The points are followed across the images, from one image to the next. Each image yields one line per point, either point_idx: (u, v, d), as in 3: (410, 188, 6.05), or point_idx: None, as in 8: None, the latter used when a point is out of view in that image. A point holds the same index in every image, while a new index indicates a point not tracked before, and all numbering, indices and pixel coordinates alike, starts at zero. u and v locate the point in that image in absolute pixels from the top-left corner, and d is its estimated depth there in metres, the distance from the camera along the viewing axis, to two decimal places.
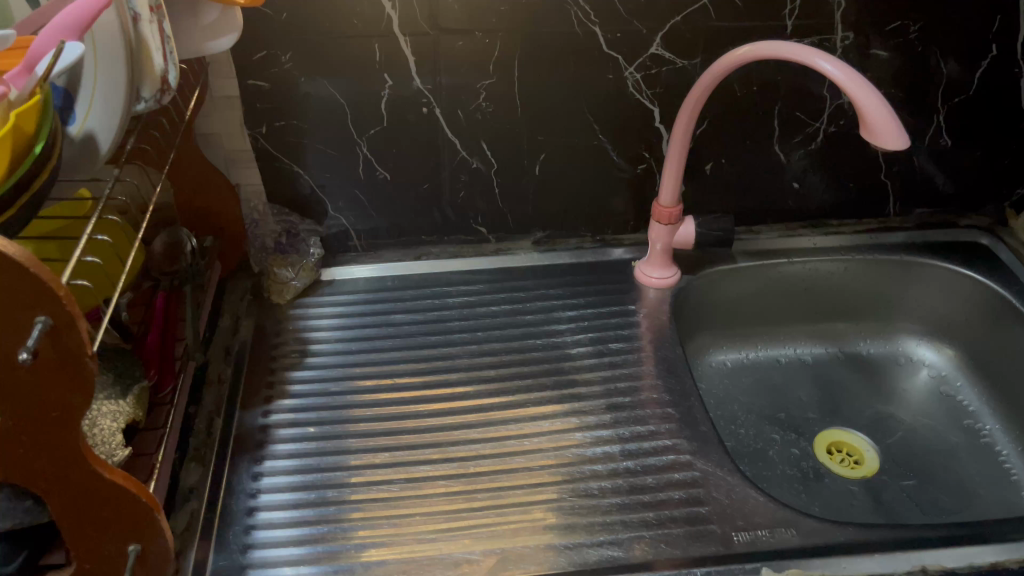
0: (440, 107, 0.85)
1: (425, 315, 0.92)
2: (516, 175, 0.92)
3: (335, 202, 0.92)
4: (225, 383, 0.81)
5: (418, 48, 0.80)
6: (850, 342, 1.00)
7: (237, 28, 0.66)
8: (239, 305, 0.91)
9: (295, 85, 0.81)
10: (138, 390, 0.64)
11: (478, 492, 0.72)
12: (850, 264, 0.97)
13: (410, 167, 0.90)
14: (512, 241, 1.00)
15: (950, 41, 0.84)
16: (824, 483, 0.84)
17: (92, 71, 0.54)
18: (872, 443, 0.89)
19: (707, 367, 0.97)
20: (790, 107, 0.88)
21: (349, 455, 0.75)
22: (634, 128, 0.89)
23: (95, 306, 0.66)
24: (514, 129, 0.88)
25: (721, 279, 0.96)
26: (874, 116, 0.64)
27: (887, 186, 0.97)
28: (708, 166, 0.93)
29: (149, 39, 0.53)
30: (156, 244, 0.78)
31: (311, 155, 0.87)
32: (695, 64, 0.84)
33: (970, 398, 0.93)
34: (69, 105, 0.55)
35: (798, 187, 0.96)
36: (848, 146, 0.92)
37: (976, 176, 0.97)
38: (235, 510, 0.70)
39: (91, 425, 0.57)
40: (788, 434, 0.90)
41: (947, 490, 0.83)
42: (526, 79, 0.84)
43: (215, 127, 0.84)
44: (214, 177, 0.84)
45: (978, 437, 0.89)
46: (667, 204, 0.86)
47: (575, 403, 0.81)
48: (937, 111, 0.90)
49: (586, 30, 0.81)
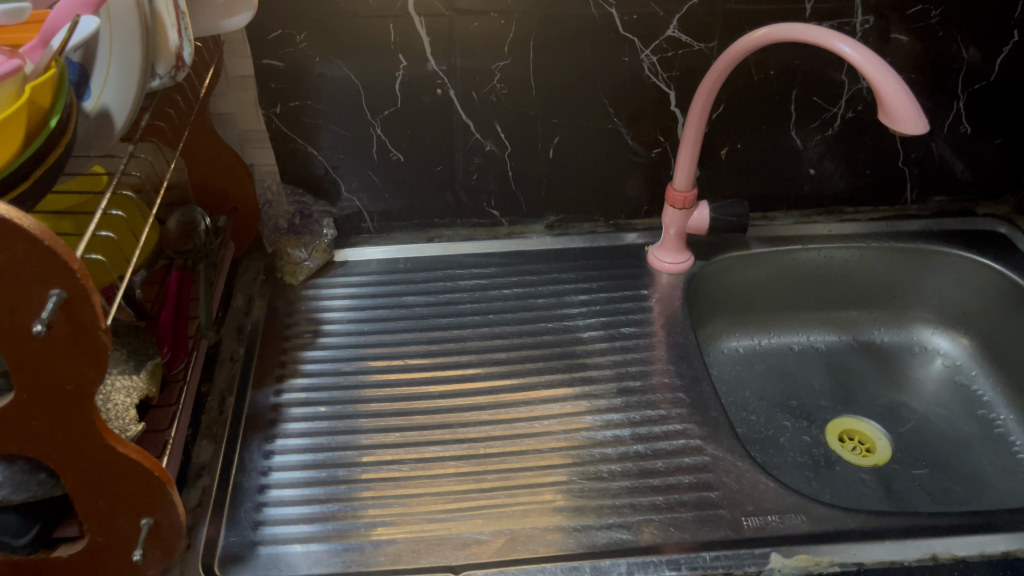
0: (454, 88, 0.84)
1: (437, 297, 0.92)
2: (529, 158, 0.92)
3: (348, 183, 0.92)
4: (237, 361, 0.82)
5: (434, 29, 0.79)
6: (864, 330, 1.00)
7: (252, 7, 0.66)
8: (252, 285, 0.91)
9: (309, 65, 0.81)
10: (152, 365, 0.65)
11: (488, 474, 0.72)
12: (865, 251, 0.96)
13: (423, 148, 0.89)
14: (524, 225, 1.00)
15: (972, 26, 0.83)
16: (834, 470, 0.84)
17: (107, 47, 0.54)
18: (884, 432, 0.89)
19: (718, 354, 0.97)
20: (807, 92, 0.87)
21: (360, 435, 0.76)
22: (649, 111, 0.89)
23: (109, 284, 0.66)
24: (528, 113, 0.88)
25: (734, 265, 0.96)
26: (892, 100, 0.63)
27: (905, 174, 0.96)
28: (723, 151, 0.92)
29: (164, 15, 0.54)
30: (169, 223, 0.79)
31: (324, 135, 0.87)
32: (711, 47, 0.84)
33: (985, 388, 0.92)
34: (84, 80, 0.55)
35: (814, 173, 0.96)
36: (866, 133, 0.91)
37: (995, 164, 0.95)
38: (247, 487, 0.70)
39: (104, 400, 0.58)
40: (799, 421, 0.89)
41: (958, 480, 0.82)
42: (541, 62, 0.83)
43: (229, 107, 0.84)
44: (228, 157, 0.84)
45: (991, 427, 0.88)
46: (682, 189, 0.86)
47: (586, 386, 0.81)
48: (957, 98, 0.89)
49: (602, 12, 0.80)
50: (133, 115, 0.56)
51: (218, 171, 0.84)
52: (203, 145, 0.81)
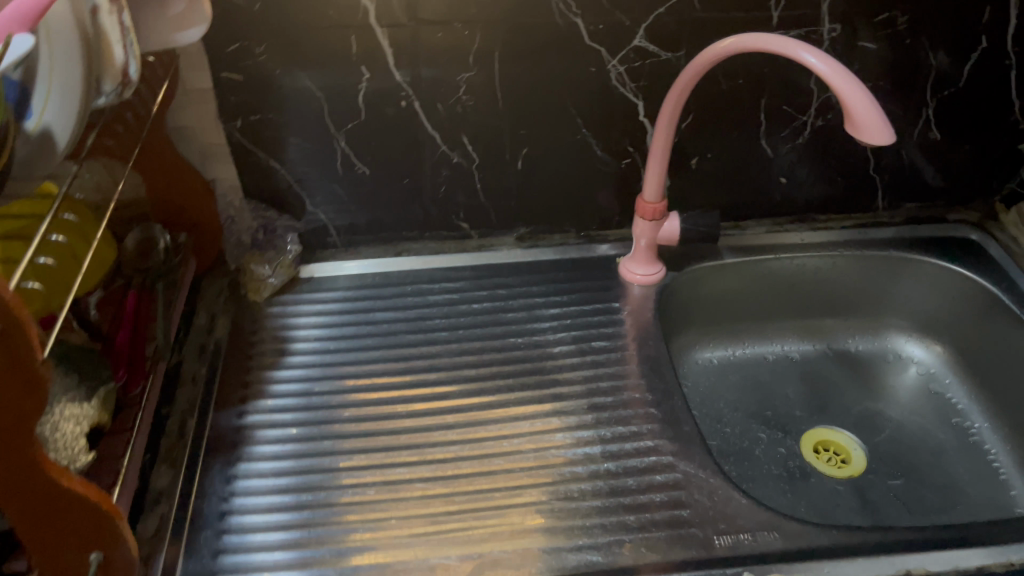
0: (420, 100, 0.83)
1: (407, 313, 0.91)
2: (498, 170, 0.90)
3: (312, 197, 0.90)
4: (199, 383, 0.79)
5: (396, 40, 0.78)
6: (839, 339, 0.99)
7: (207, 19, 0.64)
8: (215, 303, 0.89)
9: (270, 78, 0.79)
10: (103, 392, 0.63)
11: (456, 496, 0.70)
12: (838, 259, 0.95)
13: (390, 161, 0.88)
14: (495, 237, 0.98)
15: (938, 32, 0.83)
16: (810, 482, 0.83)
17: (48, 64, 0.52)
18: (859, 442, 0.88)
19: (693, 365, 0.96)
20: (776, 100, 0.86)
21: (327, 457, 0.74)
22: (618, 121, 0.88)
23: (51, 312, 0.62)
24: (496, 124, 0.86)
25: (707, 275, 0.94)
26: (861, 114, 0.63)
27: (877, 181, 0.96)
28: (693, 161, 0.91)
29: (109, 31, 0.53)
30: (128, 240, 0.78)
31: (287, 149, 0.85)
32: (679, 56, 0.83)
33: (959, 396, 0.91)
34: (25, 98, 0.52)
35: (785, 181, 0.95)
36: (837, 141, 0.91)
37: (966, 170, 0.95)
38: (208, 514, 0.68)
39: (53, 429, 0.56)
40: (774, 433, 0.89)
41: (934, 490, 0.82)
42: (507, 71, 0.82)
43: (188, 121, 0.82)
44: (187, 173, 0.82)
45: (966, 435, 0.88)
46: (651, 201, 0.84)
47: (557, 403, 0.79)
48: (926, 104, 0.88)
49: (568, 22, 0.79)
50: (78, 133, 0.54)
51: (177, 185, 0.82)
52: (159, 160, 0.79)
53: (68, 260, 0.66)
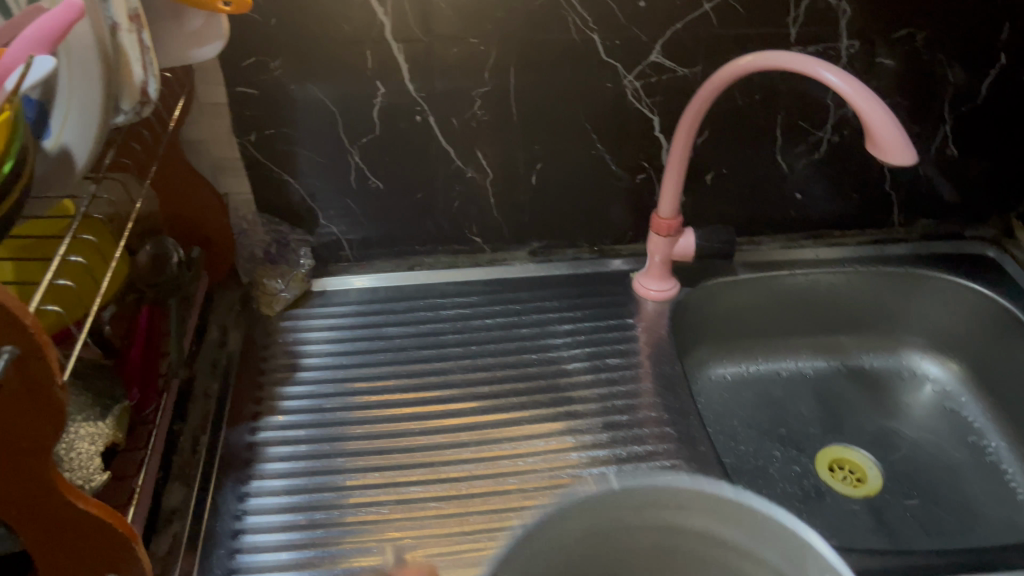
0: (434, 114, 0.82)
1: (418, 328, 0.90)
2: (511, 184, 0.90)
3: (325, 211, 0.90)
4: (211, 399, 0.79)
5: (412, 55, 0.78)
6: (853, 356, 0.98)
7: (223, 35, 0.64)
8: (227, 317, 0.88)
9: (285, 92, 0.79)
10: (118, 411, 0.62)
11: (471, 516, 0.70)
12: (853, 276, 0.94)
13: (403, 176, 0.87)
14: (508, 252, 0.98)
15: (956, 49, 0.82)
16: (825, 502, 0.82)
17: (66, 85, 0.52)
18: (874, 461, 0.87)
19: (706, 381, 0.95)
20: (793, 116, 0.86)
21: (340, 475, 0.73)
22: (633, 136, 0.87)
23: (65, 329, 0.62)
24: (510, 140, 0.86)
25: (721, 291, 0.94)
26: (882, 133, 0.63)
27: (893, 197, 0.95)
28: (708, 176, 0.91)
29: (128, 50, 0.52)
30: (141, 256, 0.75)
31: (301, 163, 0.85)
32: (695, 72, 0.82)
33: (975, 415, 0.91)
34: (42, 117, 0.52)
35: (801, 197, 0.94)
36: (853, 157, 0.90)
37: (982, 186, 0.94)
38: (220, 533, 0.68)
39: (67, 450, 0.56)
40: (788, 451, 0.88)
41: (951, 510, 0.81)
42: (523, 87, 0.82)
43: (203, 135, 0.82)
44: (201, 187, 0.82)
45: (983, 455, 0.87)
46: (667, 216, 0.84)
47: (571, 421, 0.79)
48: (943, 120, 0.88)
49: (583, 37, 0.78)
50: (95, 153, 0.54)
51: (191, 200, 0.82)
52: (173, 176, 0.79)
53: (87, 282, 0.64)
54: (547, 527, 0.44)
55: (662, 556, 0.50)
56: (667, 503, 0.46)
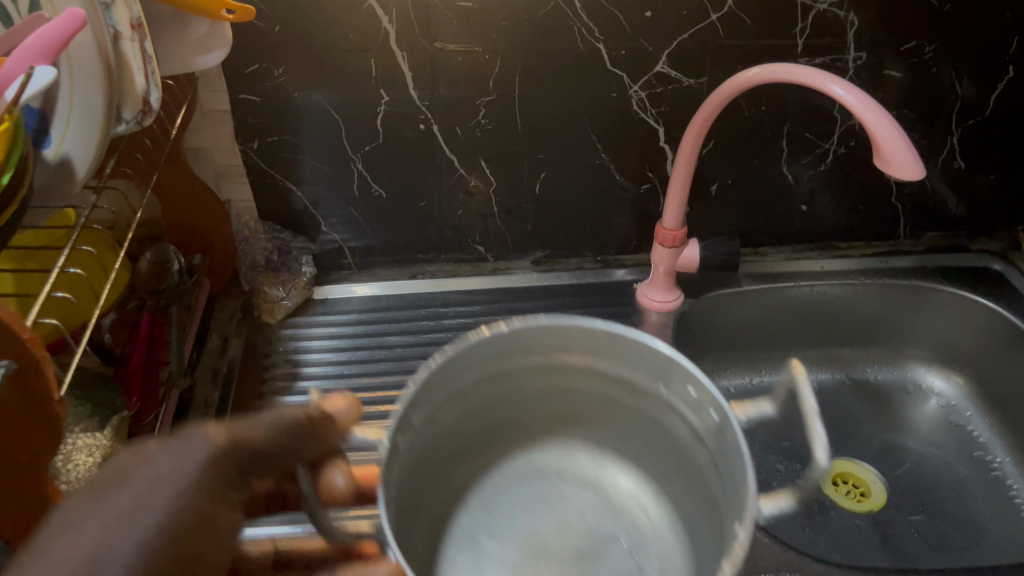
0: (438, 123, 0.82)
1: (419, 337, 0.89)
2: (515, 193, 0.90)
3: (327, 219, 0.90)
4: (212, 408, 0.78)
5: (416, 64, 0.77)
6: (857, 368, 0.97)
7: (226, 43, 0.64)
8: (228, 324, 0.88)
9: (288, 99, 0.78)
10: (116, 421, 0.62)
11: None
12: (859, 288, 0.94)
13: (406, 184, 0.87)
14: (511, 260, 0.98)
15: (965, 61, 0.81)
16: (829, 516, 0.82)
17: (68, 94, 0.51)
18: (878, 475, 0.86)
19: None
20: (800, 128, 0.85)
21: None
22: (638, 146, 0.87)
23: (59, 340, 0.61)
24: (514, 149, 0.85)
25: (726, 302, 0.93)
26: (890, 148, 0.62)
27: (899, 209, 0.94)
28: (713, 187, 0.90)
29: (130, 58, 0.52)
30: (143, 261, 0.77)
31: (304, 170, 0.85)
32: (702, 83, 0.81)
33: (981, 429, 0.90)
34: (44, 127, 0.52)
35: (806, 209, 0.94)
36: (859, 169, 0.90)
37: (990, 199, 0.94)
38: None
39: (64, 461, 0.56)
40: (793, 465, 0.87)
41: (956, 527, 0.81)
42: (528, 96, 0.81)
43: (206, 141, 0.81)
44: (203, 194, 0.81)
45: (988, 470, 0.86)
46: (671, 227, 0.83)
47: None
48: (951, 133, 0.87)
49: (589, 47, 0.78)
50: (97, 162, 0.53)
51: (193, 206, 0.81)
52: (176, 182, 0.79)
53: (88, 298, 0.64)
54: (456, 369, 0.53)
55: (554, 392, 0.60)
56: (559, 347, 0.56)
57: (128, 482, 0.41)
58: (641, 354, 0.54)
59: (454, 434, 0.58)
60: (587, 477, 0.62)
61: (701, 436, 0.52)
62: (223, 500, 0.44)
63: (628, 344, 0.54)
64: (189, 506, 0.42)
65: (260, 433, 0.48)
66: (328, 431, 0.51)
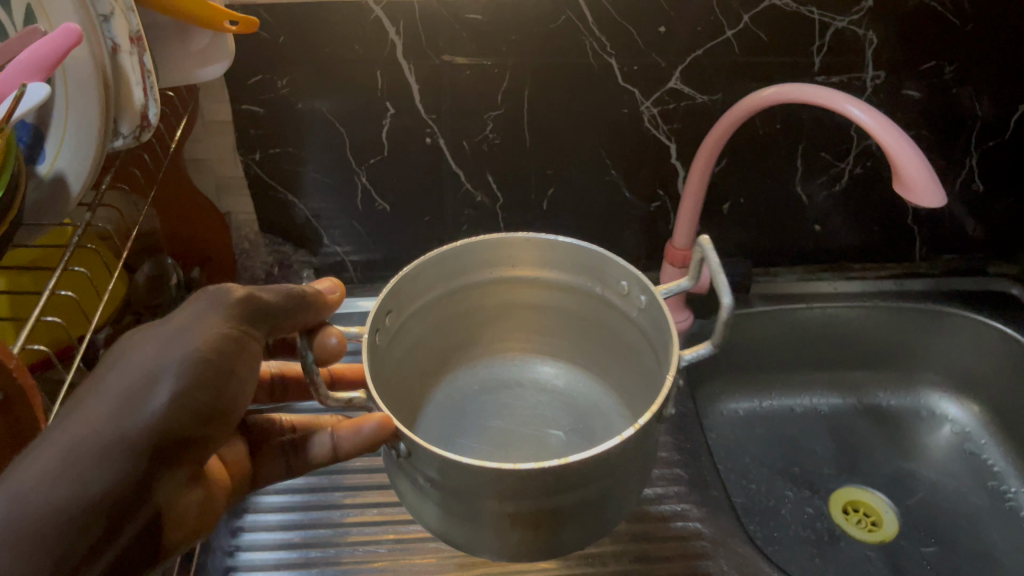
0: (444, 138, 0.80)
1: None
2: (522, 210, 0.88)
3: (330, 232, 0.88)
4: None
5: (422, 76, 0.75)
6: (870, 393, 0.95)
7: (229, 54, 0.62)
8: None
9: (292, 111, 0.76)
10: None
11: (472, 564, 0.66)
12: (871, 311, 0.92)
13: (410, 198, 0.85)
14: None
15: (986, 81, 0.79)
16: (839, 546, 0.79)
17: (63, 108, 0.49)
18: (891, 505, 0.84)
19: (718, 416, 0.93)
20: (815, 146, 0.83)
21: (337, 511, 0.70)
22: (649, 163, 0.85)
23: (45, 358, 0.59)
24: (522, 164, 0.84)
25: (737, 323, 0.91)
26: (907, 169, 0.60)
27: (915, 231, 0.92)
28: (725, 206, 0.88)
29: (128, 72, 0.50)
30: (139, 275, 0.74)
31: (307, 183, 0.83)
32: (715, 100, 0.79)
33: (995, 458, 0.88)
34: (38, 143, 0.51)
35: (820, 229, 0.92)
36: (875, 189, 0.87)
37: (1007, 223, 0.92)
38: (212, 570, 0.66)
39: None
40: (801, 491, 0.85)
41: (970, 559, 0.78)
42: (537, 112, 0.79)
43: (208, 152, 0.80)
44: (203, 206, 0.80)
45: (1002, 501, 0.84)
46: (682, 247, 0.81)
47: None
48: (969, 155, 0.85)
49: (601, 62, 0.75)
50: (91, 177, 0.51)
51: (192, 218, 0.80)
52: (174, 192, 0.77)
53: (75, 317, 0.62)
54: (418, 293, 0.61)
55: (501, 306, 0.69)
56: (507, 262, 0.64)
57: (170, 320, 0.43)
58: (575, 253, 0.61)
59: (420, 354, 0.67)
60: (537, 381, 0.73)
61: (637, 324, 0.61)
62: (252, 340, 0.45)
63: (565, 247, 0.61)
64: (222, 331, 0.43)
65: (272, 295, 0.47)
66: (319, 304, 0.50)
